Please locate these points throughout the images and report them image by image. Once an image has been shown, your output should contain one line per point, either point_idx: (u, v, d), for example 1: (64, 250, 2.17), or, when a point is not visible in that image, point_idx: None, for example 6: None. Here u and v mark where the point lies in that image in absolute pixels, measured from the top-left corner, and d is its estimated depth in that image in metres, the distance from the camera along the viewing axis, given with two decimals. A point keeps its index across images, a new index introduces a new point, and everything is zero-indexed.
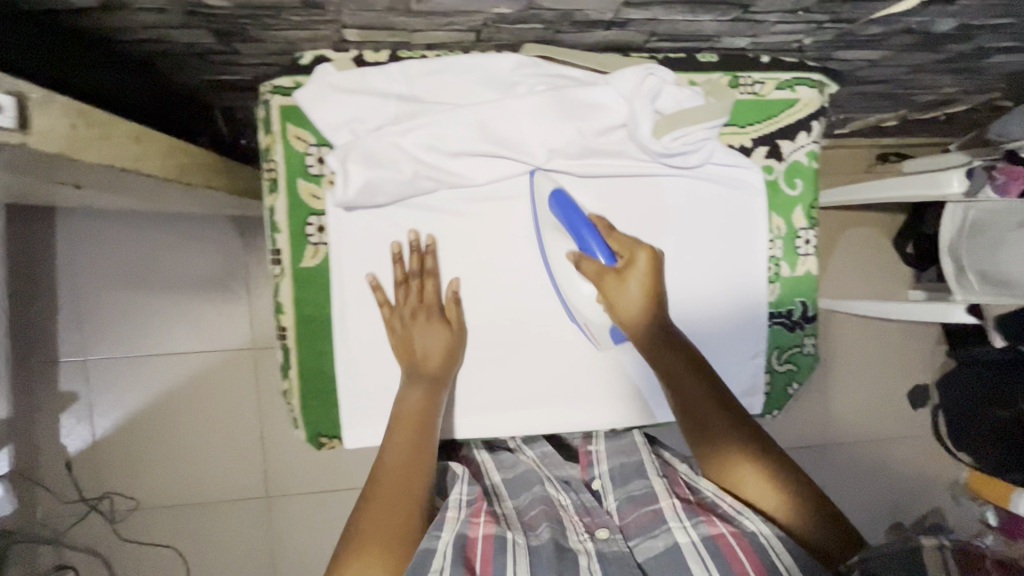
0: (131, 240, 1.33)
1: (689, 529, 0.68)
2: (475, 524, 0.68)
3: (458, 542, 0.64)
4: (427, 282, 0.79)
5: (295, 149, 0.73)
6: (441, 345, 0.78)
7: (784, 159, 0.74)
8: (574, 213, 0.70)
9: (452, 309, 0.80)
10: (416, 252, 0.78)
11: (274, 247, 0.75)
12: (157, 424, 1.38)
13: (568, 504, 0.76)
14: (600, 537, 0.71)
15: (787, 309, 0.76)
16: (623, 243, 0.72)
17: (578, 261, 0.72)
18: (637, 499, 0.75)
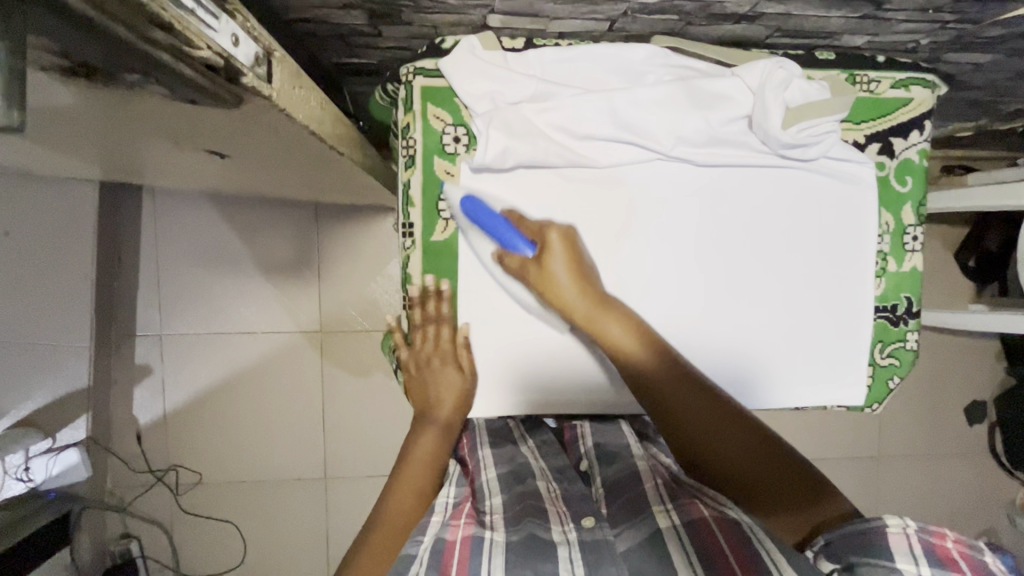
0: (213, 222, 1.41)
1: (671, 512, 0.58)
2: (455, 527, 0.57)
3: (436, 548, 0.54)
4: (443, 328, 0.70)
5: (432, 129, 0.67)
6: (457, 389, 0.70)
7: (898, 157, 0.73)
8: (484, 214, 0.65)
9: (468, 353, 0.71)
10: (434, 297, 0.70)
11: (404, 226, 0.69)
12: (223, 401, 1.42)
13: (553, 493, 0.63)
14: (585, 526, 0.57)
15: (891, 305, 0.75)
16: (538, 228, 0.66)
17: (502, 258, 0.67)
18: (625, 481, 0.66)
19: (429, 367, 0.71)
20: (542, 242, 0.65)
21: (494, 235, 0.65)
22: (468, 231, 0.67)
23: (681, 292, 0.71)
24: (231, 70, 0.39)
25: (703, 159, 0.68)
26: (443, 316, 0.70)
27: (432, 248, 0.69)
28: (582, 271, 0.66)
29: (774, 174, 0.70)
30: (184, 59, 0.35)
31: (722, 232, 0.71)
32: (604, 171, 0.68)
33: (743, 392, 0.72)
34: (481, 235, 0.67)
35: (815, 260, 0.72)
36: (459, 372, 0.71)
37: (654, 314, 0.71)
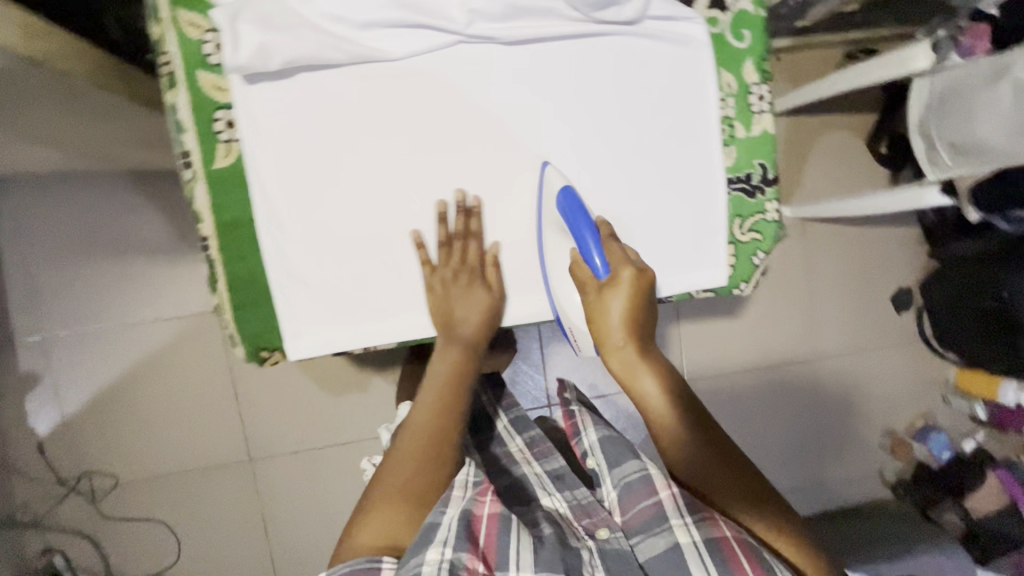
0: (77, 209, 1.29)
1: (690, 528, 0.64)
2: (480, 502, 0.62)
3: (448, 522, 0.63)
4: (472, 245, 0.65)
5: (189, 37, 0.58)
6: (484, 309, 0.66)
7: (730, 10, 0.66)
8: (576, 213, 0.61)
9: (495, 270, 0.67)
10: (463, 213, 0.64)
11: (181, 156, 0.60)
12: (127, 398, 1.34)
13: (566, 509, 0.74)
14: (601, 537, 0.68)
15: (745, 175, 0.69)
16: (618, 256, 0.59)
17: (574, 266, 0.61)
18: (635, 488, 0.70)
19: (454, 284, 0.65)
20: (614, 270, 0.58)
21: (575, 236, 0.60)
22: (547, 212, 0.64)
23: (608, 155, 0.66)
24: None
25: (509, 36, 0.61)
26: (477, 231, 0.65)
27: (218, 177, 0.60)
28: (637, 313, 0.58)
29: (593, 45, 0.63)
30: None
31: (545, 116, 0.64)
32: (401, 64, 0.60)
33: None
34: (563, 234, 0.63)
35: (657, 136, 0.66)
36: (486, 288, 0.67)
37: (588, 184, 0.66)
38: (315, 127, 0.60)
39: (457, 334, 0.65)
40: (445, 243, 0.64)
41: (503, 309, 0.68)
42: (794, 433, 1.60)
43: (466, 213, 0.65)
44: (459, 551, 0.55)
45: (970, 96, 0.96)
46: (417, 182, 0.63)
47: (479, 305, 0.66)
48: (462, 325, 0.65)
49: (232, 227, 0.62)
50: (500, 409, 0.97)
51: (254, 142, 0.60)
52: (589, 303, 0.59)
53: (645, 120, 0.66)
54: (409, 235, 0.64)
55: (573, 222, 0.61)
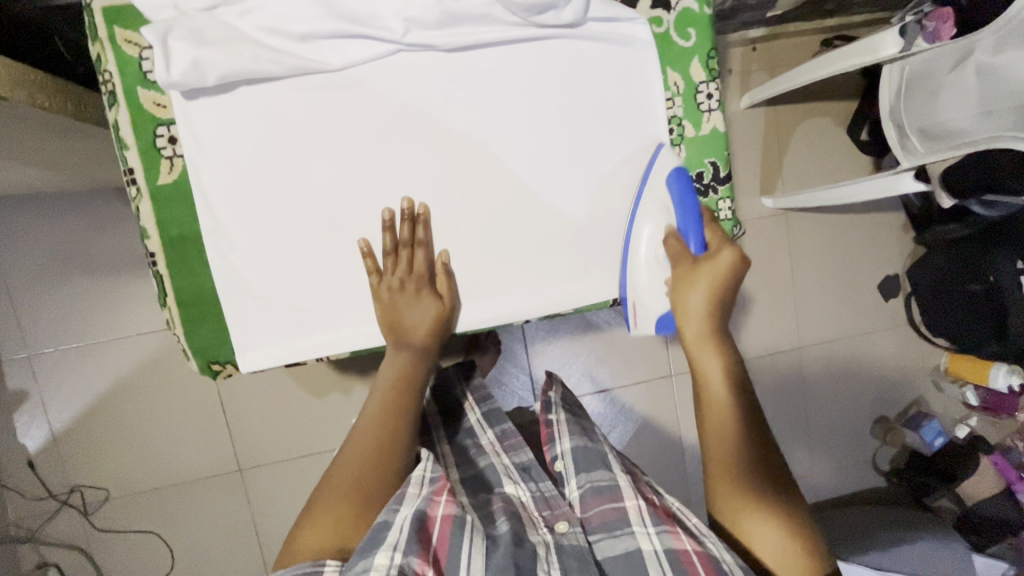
0: (56, 226, 1.30)
1: (652, 536, 0.68)
2: (437, 503, 0.69)
3: (415, 519, 0.65)
4: (418, 253, 0.64)
5: (128, 56, 0.58)
6: (431, 318, 0.65)
7: (674, 8, 0.65)
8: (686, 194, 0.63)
9: (445, 279, 0.66)
10: (410, 221, 0.64)
11: (126, 175, 0.60)
12: (115, 411, 1.36)
13: (527, 500, 0.79)
14: (559, 531, 0.72)
15: (697, 173, 0.69)
16: (716, 239, 0.63)
17: (668, 237, 0.63)
18: (601, 492, 0.75)
19: (402, 293, 0.64)
20: (713, 250, 0.62)
21: (681, 212, 0.63)
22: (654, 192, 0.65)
23: (560, 157, 0.66)
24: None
25: (449, 42, 0.61)
26: (422, 239, 0.64)
27: (164, 194, 0.61)
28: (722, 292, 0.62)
29: (535, 48, 0.63)
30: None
31: (490, 122, 0.64)
32: (342, 75, 0.61)
33: (550, 290, 0.68)
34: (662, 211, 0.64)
35: (604, 138, 0.66)
36: (437, 298, 0.65)
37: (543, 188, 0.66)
38: (259, 142, 0.61)
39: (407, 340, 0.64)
40: (390, 251, 0.64)
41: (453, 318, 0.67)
42: (784, 424, 1.59)
43: (411, 221, 0.64)
44: (409, 555, 0.61)
45: (935, 84, 0.96)
46: (363, 192, 0.63)
47: (428, 314, 0.65)
48: (411, 331, 0.64)
49: (181, 243, 0.62)
50: (474, 404, 0.99)
51: (198, 159, 0.60)
52: (678, 272, 0.62)
53: (596, 120, 0.66)
54: (356, 242, 0.64)
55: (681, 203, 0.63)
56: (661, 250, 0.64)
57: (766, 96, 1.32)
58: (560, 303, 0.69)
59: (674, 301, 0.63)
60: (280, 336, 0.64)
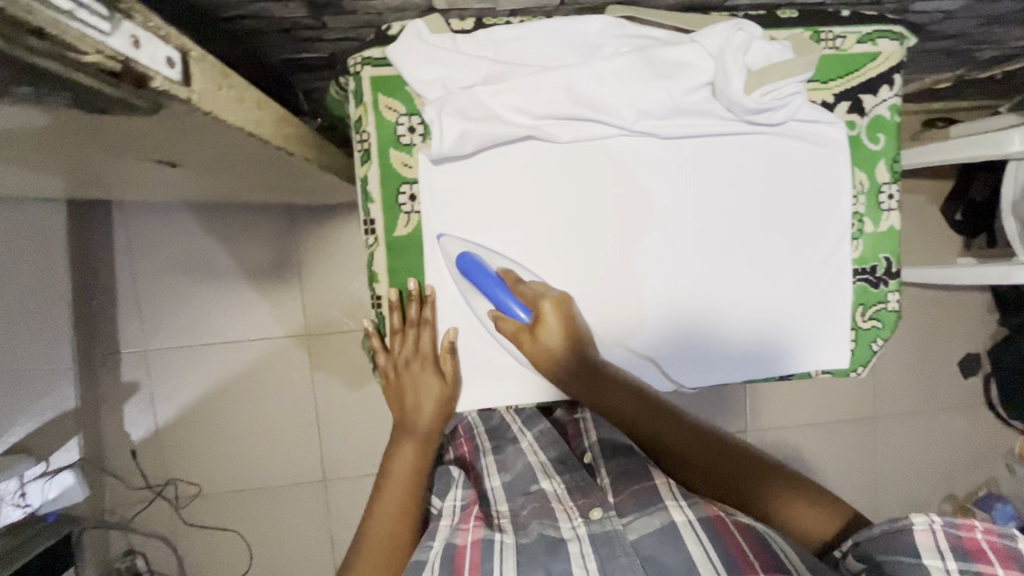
0: (187, 232, 1.39)
1: (686, 509, 0.61)
2: (465, 530, 0.64)
3: (447, 552, 0.60)
4: (424, 332, 0.68)
5: (385, 120, 0.65)
6: (436, 394, 0.69)
7: (869, 115, 0.71)
8: (481, 276, 0.64)
9: (451, 358, 0.69)
10: (417, 302, 0.68)
11: (366, 224, 0.66)
12: (215, 411, 1.42)
13: (561, 492, 0.71)
14: (593, 518, 0.64)
15: (870, 267, 0.73)
16: (532, 294, 0.65)
17: (497, 321, 0.66)
18: (631, 473, 0.70)
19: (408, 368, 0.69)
20: (535, 312, 0.64)
21: (488, 296, 0.65)
22: (460, 285, 0.67)
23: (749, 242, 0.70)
24: (135, 74, 0.32)
25: (667, 131, 0.66)
26: (428, 319, 0.68)
27: (397, 245, 0.66)
28: (569, 331, 0.66)
29: (741, 141, 0.68)
30: (81, 69, 0.29)
31: (690, 201, 0.69)
32: (567, 151, 0.66)
33: (722, 364, 0.72)
34: (477, 293, 0.67)
35: (789, 226, 0.71)
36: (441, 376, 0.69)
37: (724, 269, 0.71)
38: (484, 204, 0.66)
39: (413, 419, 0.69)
40: (397, 330, 0.69)
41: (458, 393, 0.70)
42: (853, 492, 1.59)
43: (416, 304, 0.68)
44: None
45: None
46: (570, 258, 0.68)
47: (434, 391, 0.69)
48: (415, 408, 0.69)
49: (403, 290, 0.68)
50: (513, 413, 0.89)
51: (433, 218, 0.66)
52: (526, 349, 0.65)
53: (784, 212, 0.70)
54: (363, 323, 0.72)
55: (481, 287, 0.64)
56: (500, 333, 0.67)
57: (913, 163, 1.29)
58: (736, 374, 0.72)
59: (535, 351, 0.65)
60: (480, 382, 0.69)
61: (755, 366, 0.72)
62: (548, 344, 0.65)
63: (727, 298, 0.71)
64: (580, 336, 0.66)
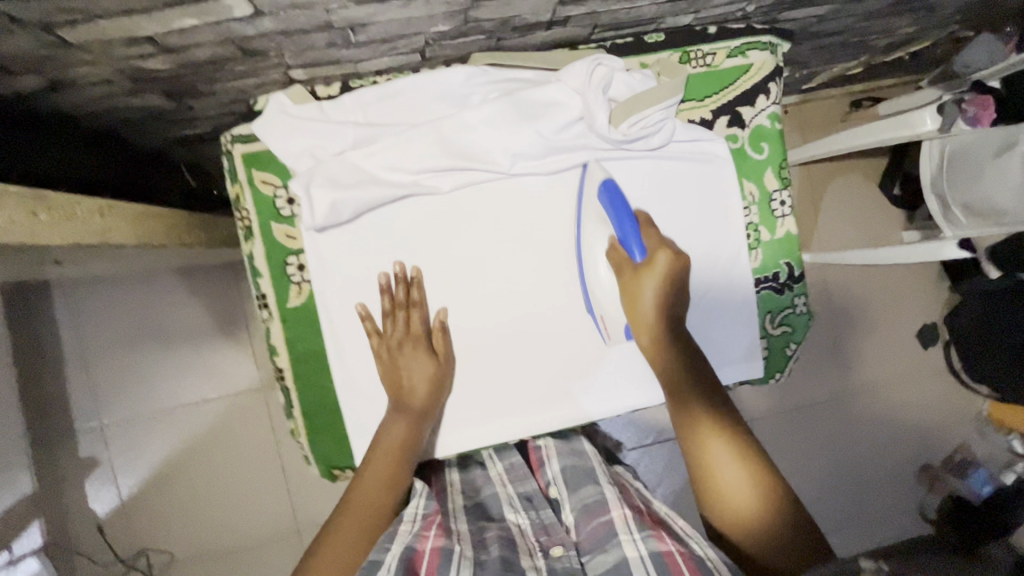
0: (131, 300, 1.38)
1: (638, 542, 0.57)
2: (424, 537, 0.56)
3: (405, 553, 0.53)
4: (415, 313, 0.65)
5: (263, 195, 0.64)
6: (430, 374, 0.65)
7: (748, 126, 0.71)
8: (620, 207, 0.62)
9: (443, 337, 0.67)
10: (403, 284, 0.65)
11: (258, 298, 0.66)
12: (180, 475, 1.40)
13: (525, 526, 0.65)
14: (553, 555, 0.61)
15: (773, 274, 0.74)
16: (654, 240, 0.64)
17: (610, 249, 0.64)
18: (592, 508, 0.64)
19: (398, 351, 0.65)
20: (651, 255, 0.63)
21: (614, 221, 0.63)
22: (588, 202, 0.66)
23: None
24: None
25: (548, 169, 0.66)
26: (417, 299, 0.65)
27: (291, 315, 0.66)
28: (671, 292, 0.64)
29: (627, 168, 0.68)
30: None
31: None
32: (450, 200, 0.66)
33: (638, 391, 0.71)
34: (599, 220, 0.65)
35: (689, 244, 0.71)
36: (432, 357, 0.66)
37: None
38: (376, 263, 0.66)
39: (407, 403, 0.64)
40: (388, 312, 0.65)
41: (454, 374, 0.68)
42: (831, 473, 1.60)
43: (406, 284, 0.66)
44: None
45: (978, 166, 1.00)
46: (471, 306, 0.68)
47: (425, 371, 0.65)
48: (410, 394, 0.64)
49: (304, 359, 0.67)
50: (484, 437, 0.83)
51: (324, 283, 0.65)
52: (623, 281, 0.63)
53: (680, 229, 0.70)
54: (354, 308, 0.65)
55: (615, 210, 0.62)
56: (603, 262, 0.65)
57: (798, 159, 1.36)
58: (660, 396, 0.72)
59: (634, 287, 0.63)
60: None
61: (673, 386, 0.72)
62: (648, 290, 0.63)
63: None
64: (675, 301, 0.65)
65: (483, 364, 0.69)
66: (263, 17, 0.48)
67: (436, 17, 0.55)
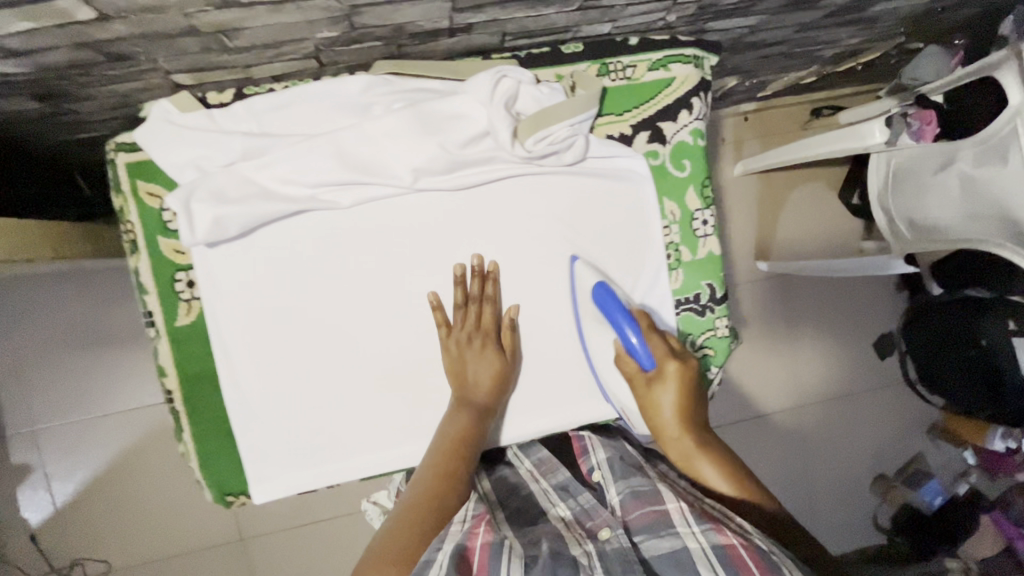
0: (69, 302, 1.32)
1: (694, 534, 0.49)
2: (474, 534, 0.52)
3: (455, 551, 0.48)
4: (488, 308, 0.66)
5: (149, 207, 0.60)
6: (496, 372, 0.65)
7: (669, 143, 0.69)
8: (611, 305, 0.63)
9: (512, 335, 0.67)
10: (479, 277, 0.65)
11: (145, 316, 0.62)
12: (119, 483, 1.35)
13: (571, 515, 0.57)
14: (602, 538, 0.52)
15: (693, 295, 0.71)
16: (662, 348, 0.60)
17: (619, 360, 0.62)
18: (643, 495, 0.57)
19: (469, 347, 0.65)
20: (660, 365, 0.60)
21: (614, 326, 0.62)
22: (584, 307, 0.66)
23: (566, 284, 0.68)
24: None
25: (455, 184, 0.63)
26: (491, 295, 0.66)
27: (181, 334, 0.62)
28: (690, 402, 0.60)
29: (538, 185, 0.66)
30: None
31: (493, 251, 0.66)
32: (351, 214, 0.63)
33: (551, 414, 0.70)
34: (603, 324, 0.65)
35: (604, 265, 0.68)
36: (502, 354, 0.66)
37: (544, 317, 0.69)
38: (270, 281, 0.63)
39: (472, 398, 0.64)
40: (463, 304, 0.65)
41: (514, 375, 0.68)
42: (789, 484, 1.58)
43: (481, 278, 0.66)
44: None
45: (919, 183, 0.98)
46: (373, 327, 0.65)
47: (492, 368, 0.65)
48: (472, 388, 0.64)
49: (194, 380, 0.63)
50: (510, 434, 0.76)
51: (214, 301, 0.62)
52: (638, 397, 0.61)
53: (598, 248, 0.68)
54: (428, 296, 0.66)
55: (610, 314, 0.62)
56: (618, 372, 0.64)
57: (760, 168, 1.34)
58: (559, 424, 0.70)
59: (646, 400, 0.60)
60: (295, 464, 0.65)
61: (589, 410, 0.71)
62: (665, 404, 0.59)
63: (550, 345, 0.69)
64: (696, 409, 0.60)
65: (388, 387, 0.66)
66: (112, 21, 0.44)
67: (318, 23, 0.51)
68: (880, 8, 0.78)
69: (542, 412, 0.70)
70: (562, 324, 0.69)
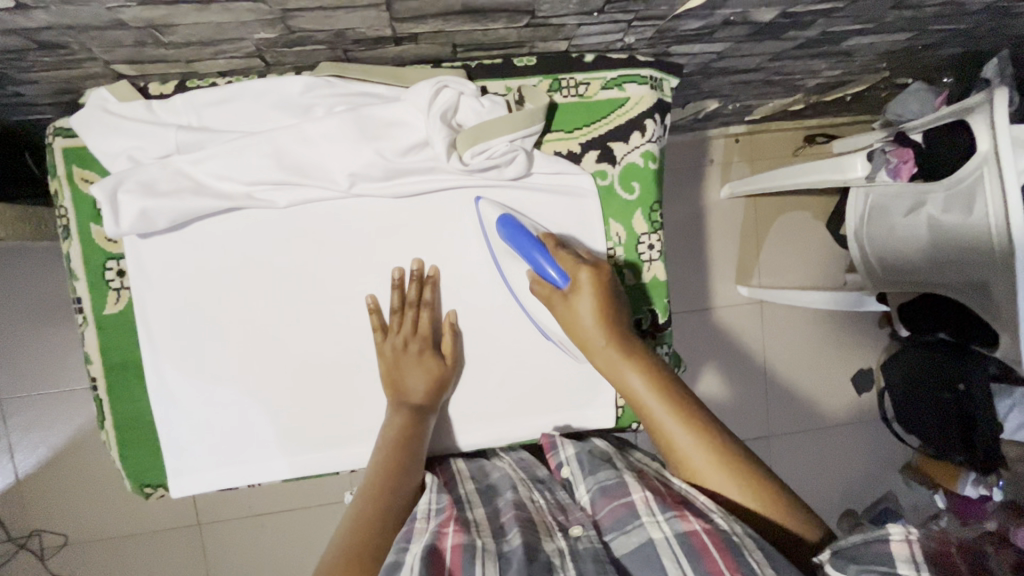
0: (41, 271, 1.25)
1: (661, 524, 0.48)
2: (444, 534, 0.49)
3: (424, 553, 0.46)
4: (425, 314, 0.65)
5: (85, 194, 0.61)
6: (435, 374, 0.64)
7: (619, 164, 0.68)
8: (518, 235, 0.61)
9: (451, 339, 0.66)
10: (418, 281, 0.65)
11: (74, 302, 0.62)
12: (84, 458, 1.30)
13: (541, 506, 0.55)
14: (573, 534, 0.50)
15: (635, 320, 0.70)
16: (570, 261, 0.61)
17: (533, 284, 0.63)
18: (611, 489, 0.55)
19: (405, 352, 0.64)
20: (573, 277, 0.61)
21: (528, 259, 0.61)
22: (496, 246, 0.64)
23: (502, 299, 0.67)
24: None
25: (395, 192, 0.63)
26: (429, 300, 0.65)
27: (108, 322, 0.62)
28: (605, 309, 0.61)
29: (480, 198, 0.65)
30: None
31: (432, 261, 0.66)
32: (287, 214, 0.62)
33: (478, 429, 0.69)
34: (513, 256, 0.64)
35: None
36: (440, 358, 0.65)
37: (479, 330, 0.68)
38: (200, 275, 0.62)
39: (409, 401, 0.63)
40: (397, 310, 0.64)
41: (454, 378, 0.67)
42: None
43: (420, 282, 0.65)
44: None
45: (891, 220, 0.98)
46: (302, 328, 0.64)
47: (429, 372, 0.64)
48: (408, 392, 0.63)
49: (119, 369, 0.64)
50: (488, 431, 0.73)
51: (141, 293, 0.62)
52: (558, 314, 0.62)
53: None
54: (366, 298, 0.65)
55: (521, 248, 0.61)
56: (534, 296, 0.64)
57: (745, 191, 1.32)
58: (484, 440, 0.69)
59: (568, 315, 0.61)
60: (215, 460, 0.65)
61: (518, 428, 0.69)
62: (583, 314, 0.60)
63: (483, 360, 0.68)
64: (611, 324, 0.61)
65: (312, 390, 0.65)
66: (30, 11, 0.44)
67: (252, 24, 0.51)
68: (855, 42, 0.76)
69: (470, 427, 0.69)
70: (496, 339, 0.68)
